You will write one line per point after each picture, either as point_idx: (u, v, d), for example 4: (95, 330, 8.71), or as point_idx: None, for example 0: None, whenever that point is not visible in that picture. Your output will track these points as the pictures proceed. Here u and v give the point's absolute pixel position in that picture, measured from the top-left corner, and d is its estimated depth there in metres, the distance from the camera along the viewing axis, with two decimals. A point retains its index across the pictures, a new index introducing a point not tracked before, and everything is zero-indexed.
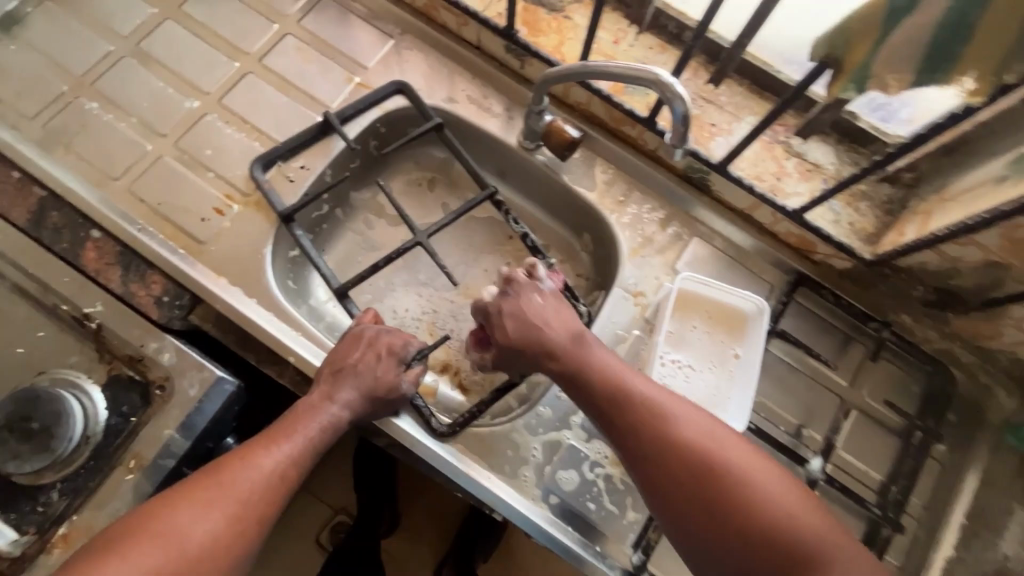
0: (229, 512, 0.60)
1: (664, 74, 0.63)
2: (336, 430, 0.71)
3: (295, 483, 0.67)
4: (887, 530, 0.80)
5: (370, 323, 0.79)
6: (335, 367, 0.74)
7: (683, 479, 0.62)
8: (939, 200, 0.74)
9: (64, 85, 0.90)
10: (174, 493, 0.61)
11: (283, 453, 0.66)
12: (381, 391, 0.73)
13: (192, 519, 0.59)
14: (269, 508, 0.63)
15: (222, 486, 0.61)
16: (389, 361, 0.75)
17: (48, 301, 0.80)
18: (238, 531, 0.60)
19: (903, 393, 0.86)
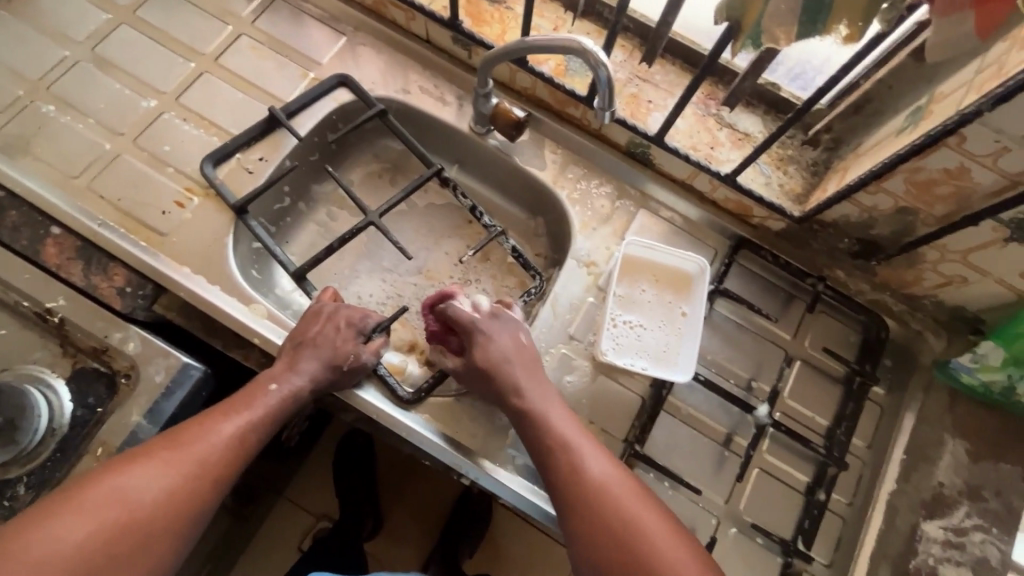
0: (187, 470, 0.66)
1: (590, 43, 0.68)
2: (297, 399, 0.77)
3: (252, 450, 0.72)
4: (834, 470, 0.85)
5: (330, 303, 0.85)
6: (296, 342, 0.80)
7: (583, 490, 0.68)
8: (855, 156, 0.81)
9: (19, 90, 0.92)
10: (138, 452, 0.66)
11: (242, 419, 0.72)
12: (340, 358, 0.80)
13: (152, 476, 0.65)
14: (227, 468, 0.69)
15: (183, 447, 0.67)
16: (349, 333, 0.83)
17: (8, 298, 0.80)
18: (195, 488, 0.66)
19: (843, 343, 0.92)
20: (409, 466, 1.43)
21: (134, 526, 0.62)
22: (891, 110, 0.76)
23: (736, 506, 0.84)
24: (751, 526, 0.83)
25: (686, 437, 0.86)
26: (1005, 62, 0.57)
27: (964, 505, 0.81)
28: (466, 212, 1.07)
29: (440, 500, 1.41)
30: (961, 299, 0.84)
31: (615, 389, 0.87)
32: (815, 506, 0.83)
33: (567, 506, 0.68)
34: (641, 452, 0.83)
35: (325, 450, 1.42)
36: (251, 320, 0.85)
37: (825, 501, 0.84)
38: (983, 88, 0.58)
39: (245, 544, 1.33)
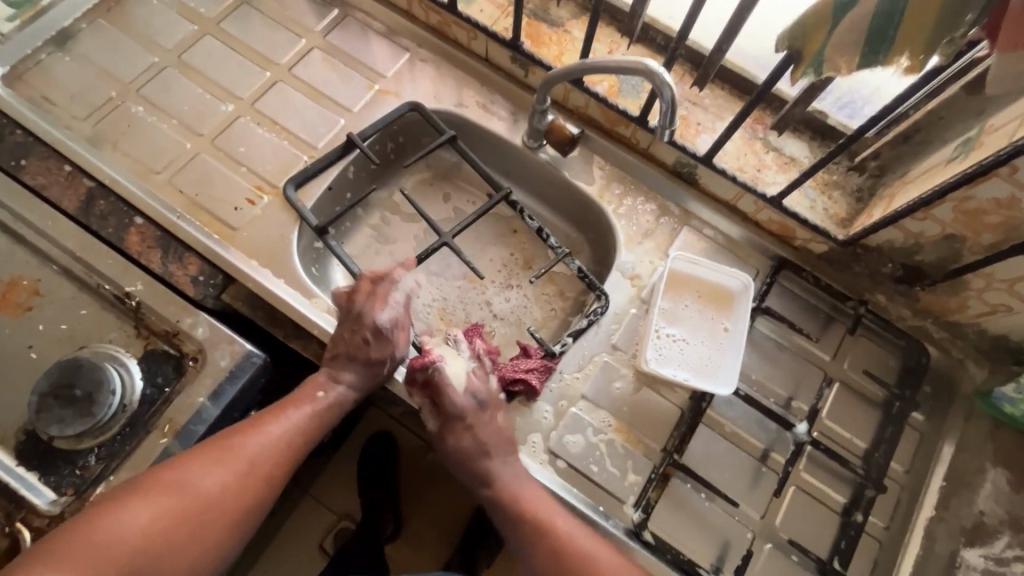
0: (243, 468, 0.73)
1: (654, 64, 0.73)
2: (342, 406, 0.83)
3: (300, 450, 0.79)
4: (870, 492, 0.85)
5: (370, 309, 0.84)
6: (333, 350, 0.84)
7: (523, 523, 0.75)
8: (901, 183, 0.83)
9: (112, 91, 1.00)
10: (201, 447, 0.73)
11: (292, 422, 0.79)
12: (377, 365, 0.83)
13: (210, 470, 0.71)
14: (281, 466, 0.76)
15: (235, 444, 0.74)
16: (381, 341, 0.83)
17: (92, 280, 0.86)
18: (247, 485, 0.73)
19: (884, 367, 0.92)
20: (431, 472, 1.45)
21: (191, 518, 0.69)
22: (940, 140, 0.78)
23: (772, 522, 0.84)
24: (787, 543, 0.83)
25: (723, 450, 0.87)
26: None
27: (1005, 535, 0.80)
28: (513, 222, 1.11)
29: (460, 507, 1.42)
30: (1005, 328, 0.85)
31: (655, 400, 0.89)
32: (852, 527, 0.84)
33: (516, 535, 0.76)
34: (680, 462, 0.84)
35: (349, 453, 1.45)
36: (312, 313, 0.90)
37: (862, 523, 0.84)
38: None
39: (270, 539, 1.36)
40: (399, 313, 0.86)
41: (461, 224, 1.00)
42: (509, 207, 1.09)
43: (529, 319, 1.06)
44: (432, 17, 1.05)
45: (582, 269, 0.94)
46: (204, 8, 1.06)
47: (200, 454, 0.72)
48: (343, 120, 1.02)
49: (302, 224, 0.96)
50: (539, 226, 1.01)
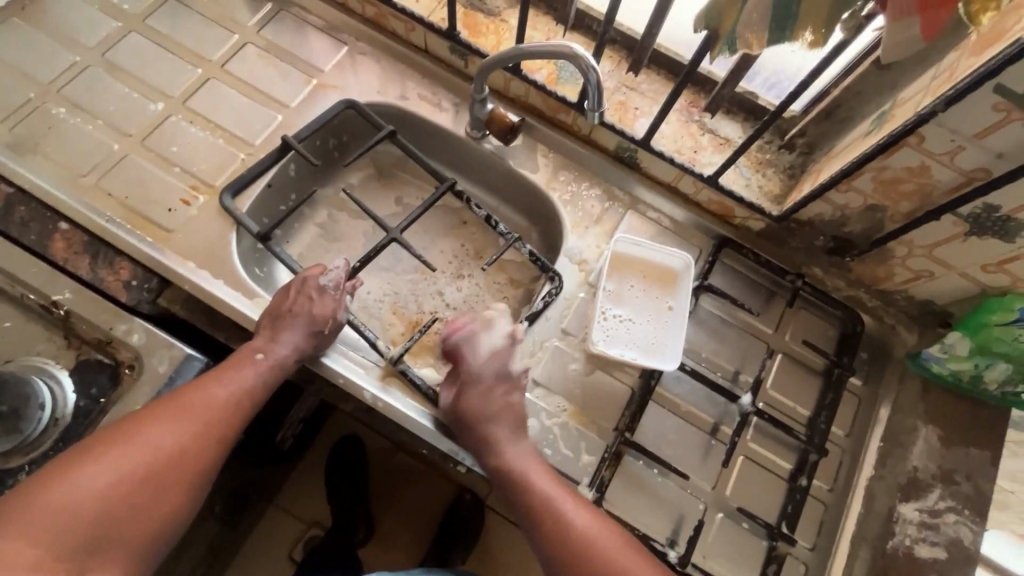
0: (195, 429, 0.70)
1: (581, 49, 0.73)
2: (283, 368, 0.81)
3: (250, 411, 0.77)
4: (814, 457, 0.89)
5: (313, 273, 0.87)
6: (273, 314, 0.83)
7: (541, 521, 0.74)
8: (827, 159, 0.86)
9: (30, 92, 0.94)
10: (144, 414, 0.70)
11: (236, 383, 0.76)
12: (319, 323, 0.83)
13: (160, 431, 0.69)
14: (231, 426, 0.74)
15: (182, 405, 0.71)
16: (323, 298, 0.85)
17: (16, 291, 0.82)
18: (202, 445, 0.71)
19: (823, 337, 0.97)
20: (400, 472, 1.44)
21: (146, 480, 0.66)
22: (860, 115, 0.81)
23: (723, 492, 0.87)
24: (737, 512, 0.86)
25: (674, 425, 0.89)
26: (957, 68, 0.62)
27: (937, 488, 0.85)
28: (463, 213, 1.12)
29: (432, 505, 1.41)
30: (929, 293, 0.89)
31: (605, 381, 0.90)
32: (798, 491, 0.87)
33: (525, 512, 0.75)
34: (631, 440, 0.86)
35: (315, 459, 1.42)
36: (256, 313, 0.87)
37: (807, 487, 0.87)
38: (937, 91, 0.63)
39: (236, 552, 1.32)
40: (342, 278, 0.88)
41: (408, 218, 0.98)
42: (457, 198, 1.10)
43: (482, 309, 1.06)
44: (368, 9, 1.04)
45: (533, 254, 0.94)
46: (128, 4, 1.02)
47: (145, 418, 0.69)
48: (281, 116, 0.99)
49: (241, 229, 0.92)
50: (487, 214, 1.00)
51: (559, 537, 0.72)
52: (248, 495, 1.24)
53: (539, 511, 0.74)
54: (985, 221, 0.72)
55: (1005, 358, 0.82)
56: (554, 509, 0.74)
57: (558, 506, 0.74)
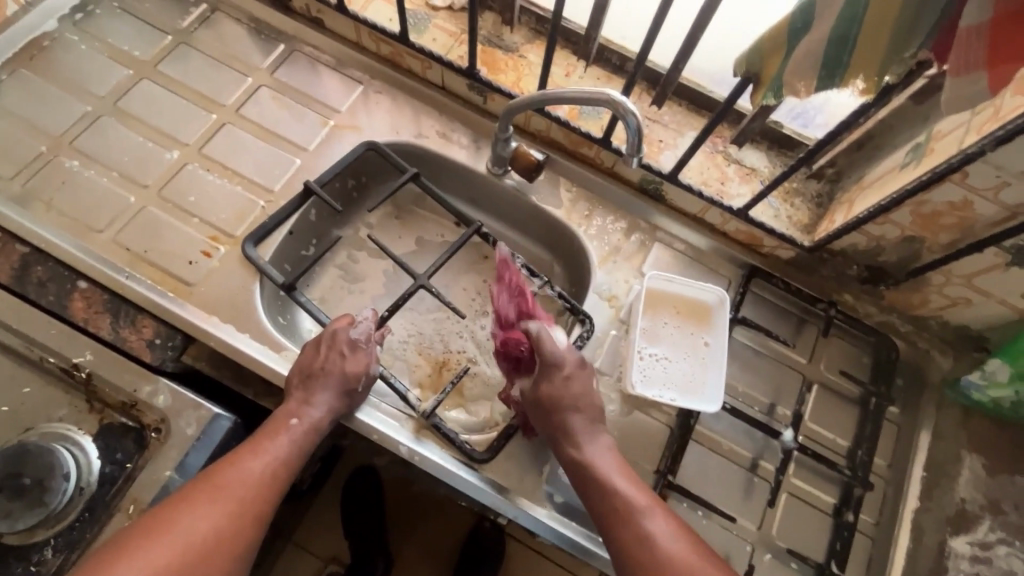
0: (230, 509, 0.68)
1: (615, 94, 0.72)
2: (318, 430, 0.78)
3: (285, 483, 0.74)
4: (859, 491, 0.87)
5: (343, 326, 0.84)
6: (304, 373, 0.80)
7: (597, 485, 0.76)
8: (859, 189, 0.85)
9: (42, 145, 0.92)
10: (177, 497, 0.67)
11: (269, 454, 0.74)
12: (352, 381, 0.81)
13: (194, 516, 0.66)
14: (266, 502, 0.71)
15: (217, 483, 0.69)
16: (356, 354, 0.83)
17: (35, 355, 0.80)
18: (239, 527, 0.68)
19: (857, 364, 0.96)
20: (420, 506, 1.40)
21: (184, 571, 0.63)
22: (893, 146, 0.81)
23: (768, 532, 0.85)
24: (785, 551, 0.84)
25: (714, 463, 0.88)
26: (1003, 106, 0.61)
27: (986, 519, 0.83)
28: (484, 248, 1.10)
29: (452, 538, 1.38)
30: (966, 319, 0.88)
31: (643, 421, 0.88)
32: (844, 528, 0.85)
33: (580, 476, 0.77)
34: (674, 483, 0.84)
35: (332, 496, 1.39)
36: (284, 367, 0.84)
37: (854, 522, 0.85)
38: (983, 129, 0.63)
39: None
40: (371, 329, 0.86)
41: (435, 262, 0.96)
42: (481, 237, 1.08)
43: None
44: (384, 47, 1.03)
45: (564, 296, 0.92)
46: (138, 51, 1.01)
47: (179, 503, 0.66)
48: (299, 160, 0.97)
49: (264, 279, 0.90)
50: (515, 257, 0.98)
51: (606, 498, 0.74)
52: (264, 538, 1.21)
53: (591, 473, 0.76)
54: None
55: None
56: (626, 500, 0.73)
57: (627, 498, 0.73)
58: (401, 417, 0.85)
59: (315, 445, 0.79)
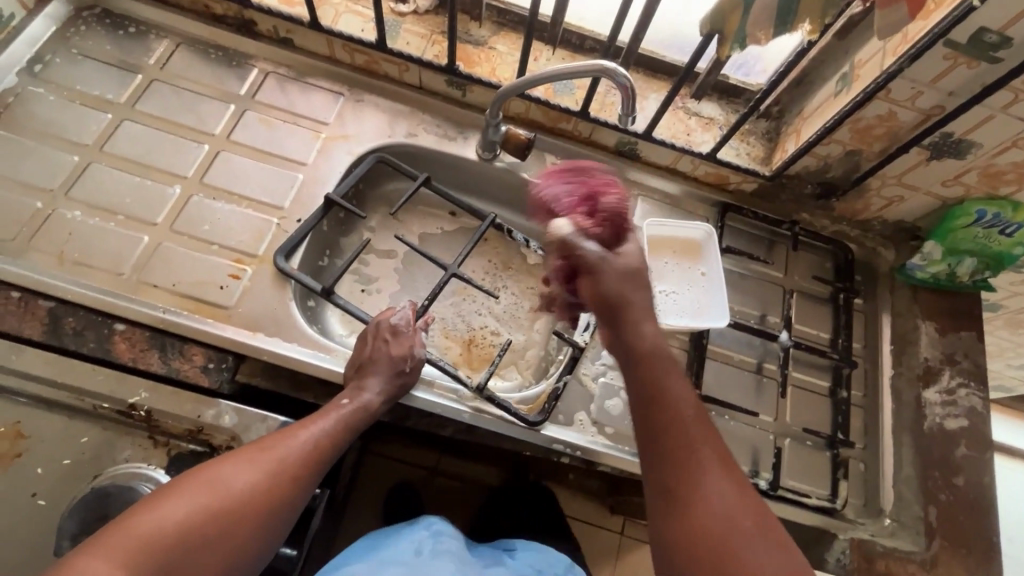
0: (272, 467, 0.70)
1: (603, 61, 0.81)
2: (367, 411, 0.82)
3: (328, 455, 0.77)
4: (846, 371, 1.03)
5: (385, 316, 0.91)
6: (358, 364, 0.87)
7: (662, 421, 0.63)
8: (802, 119, 1.00)
9: (37, 202, 0.91)
10: (231, 453, 0.72)
11: (318, 426, 0.78)
12: (400, 362, 0.86)
13: (239, 466, 0.69)
14: (308, 468, 0.73)
15: (263, 448, 0.72)
16: (399, 339, 0.89)
17: (88, 403, 0.81)
18: (277, 485, 0.70)
19: (822, 269, 1.12)
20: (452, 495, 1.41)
21: (219, 515, 0.65)
22: (824, 78, 0.96)
23: (784, 421, 0.99)
24: (801, 432, 0.98)
25: (729, 373, 1.01)
26: (908, 31, 0.77)
27: (946, 371, 1.01)
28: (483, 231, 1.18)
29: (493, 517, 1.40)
30: (901, 214, 1.06)
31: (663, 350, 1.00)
32: (842, 403, 1.01)
33: (641, 401, 0.65)
34: (702, 395, 0.97)
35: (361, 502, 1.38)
36: (339, 365, 0.89)
37: (848, 397, 1.02)
38: (897, 51, 0.78)
39: None
40: (411, 317, 0.92)
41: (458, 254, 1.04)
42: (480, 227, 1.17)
43: (524, 314, 1.14)
44: (359, 57, 1.08)
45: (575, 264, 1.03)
46: (111, 95, 1.01)
47: (230, 456, 0.70)
48: (301, 174, 1.01)
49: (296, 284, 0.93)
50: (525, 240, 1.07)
51: (664, 434, 0.62)
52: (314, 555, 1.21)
53: (652, 398, 0.64)
54: (943, 145, 0.87)
55: (970, 253, 1.01)
56: (686, 444, 0.61)
57: (692, 445, 0.61)
58: (456, 390, 0.92)
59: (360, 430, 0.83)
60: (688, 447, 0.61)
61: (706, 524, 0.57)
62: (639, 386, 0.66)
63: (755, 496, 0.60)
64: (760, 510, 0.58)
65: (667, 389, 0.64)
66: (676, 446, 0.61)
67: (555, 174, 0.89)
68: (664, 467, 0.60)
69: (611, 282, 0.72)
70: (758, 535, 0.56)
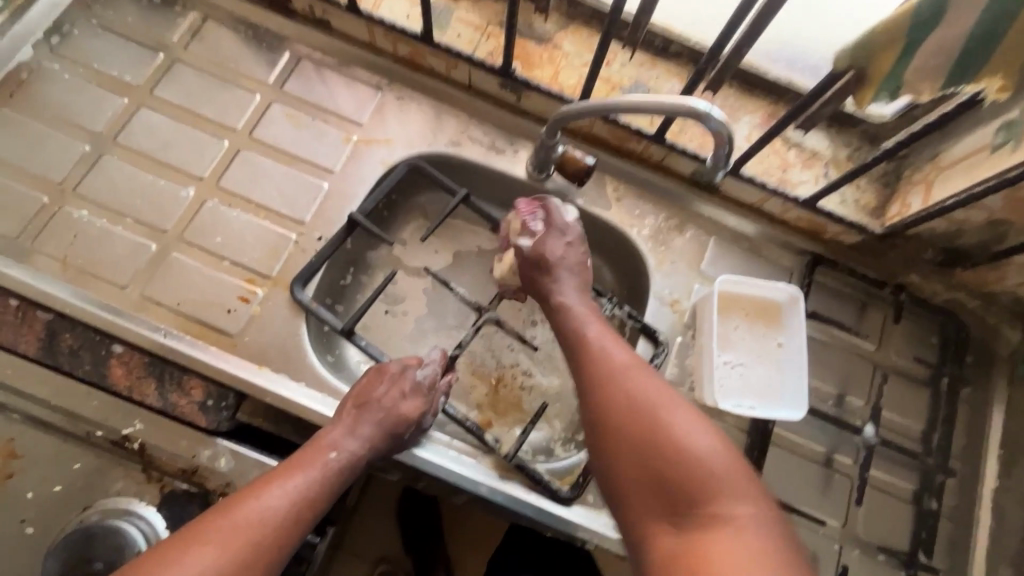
0: (239, 551, 0.58)
1: (698, 102, 0.65)
2: (355, 468, 0.71)
3: (307, 522, 0.64)
4: (939, 476, 0.87)
5: (410, 364, 0.81)
6: (359, 402, 0.75)
7: (599, 378, 0.68)
8: (936, 169, 0.81)
9: (44, 196, 0.83)
10: (185, 534, 0.59)
11: (294, 489, 0.65)
12: (404, 423, 0.76)
13: (199, 555, 0.57)
14: (283, 547, 0.62)
15: (227, 521, 0.60)
16: (414, 396, 0.78)
17: (81, 429, 0.76)
18: (246, 571, 0.58)
19: (926, 345, 0.92)
20: None
21: None
22: (976, 121, 0.76)
23: (855, 529, 0.84)
24: (872, 545, 0.84)
25: (794, 463, 0.86)
26: None
27: None
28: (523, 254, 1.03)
29: None
30: None
31: (720, 429, 0.86)
32: (928, 515, 0.85)
33: (581, 361, 0.72)
34: None
35: (374, 520, 1.18)
36: None
37: (936, 509, 0.85)
38: None
39: None
40: (437, 373, 0.82)
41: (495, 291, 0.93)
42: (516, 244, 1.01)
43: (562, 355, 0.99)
44: (402, 48, 0.94)
45: (632, 314, 0.87)
46: (129, 76, 0.91)
47: (186, 542, 0.58)
48: (327, 184, 0.90)
49: (310, 316, 0.84)
50: None
51: (606, 385, 0.67)
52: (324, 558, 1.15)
53: (585, 351, 0.72)
54: None
55: None
56: (619, 365, 0.68)
57: (636, 390, 0.66)
58: (475, 454, 0.82)
59: (348, 486, 0.71)
60: (621, 367, 0.68)
61: (653, 423, 0.62)
62: (579, 351, 0.73)
63: (705, 420, 0.63)
64: (712, 435, 0.62)
65: (603, 351, 0.71)
66: (611, 374, 0.68)
67: (540, 199, 0.88)
68: (602, 381, 0.68)
69: (529, 265, 0.84)
70: (707, 434, 0.62)
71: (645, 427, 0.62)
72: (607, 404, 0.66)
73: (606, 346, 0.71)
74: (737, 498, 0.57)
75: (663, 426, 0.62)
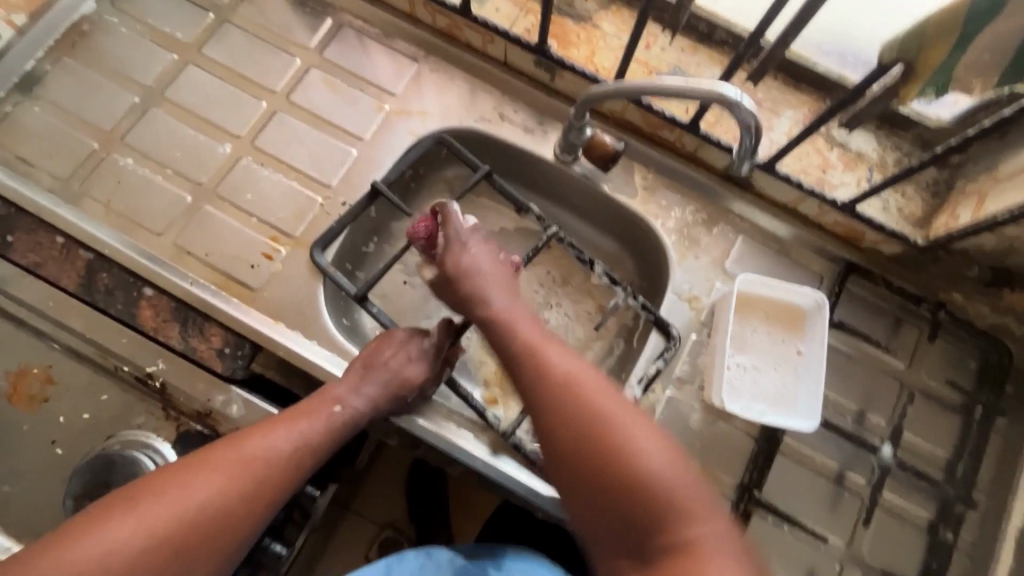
0: (242, 486, 0.62)
1: (729, 88, 0.62)
2: (358, 423, 0.74)
3: (307, 468, 0.68)
4: (959, 508, 0.82)
5: (414, 330, 0.82)
6: (367, 363, 0.77)
7: (552, 403, 0.58)
8: (993, 180, 0.76)
9: (94, 142, 0.88)
10: (195, 460, 0.63)
11: (300, 435, 0.68)
12: (406, 389, 0.78)
13: (206, 484, 0.61)
14: (283, 488, 0.65)
15: (238, 454, 0.64)
16: (418, 362, 0.79)
17: (110, 363, 0.80)
18: (247, 507, 0.62)
19: (962, 370, 0.86)
20: None
21: (182, 538, 0.58)
22: None
23: (858, 550, 0.81)
24: (875, 569, 0.80)
25: (802, 475, 0.83)
26: None
27: None
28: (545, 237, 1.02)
29: None
30: None
31: (726, 432, 0.83)
32: (941, 546, 0.80)
33: (527, 375, 0.61)
34: (759, 498, 0.81)
35: (381, 482, 1.20)
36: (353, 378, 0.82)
37: (951, 541, 0.81)
38: None
39: None
40: (445, 344, 0.82)
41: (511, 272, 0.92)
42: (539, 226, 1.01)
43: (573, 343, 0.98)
44: (440, 20, 0.94)
45: (647, 306, 0.85)
46: (180, 33, 0.94)
47: (195, 467, 0.62)
48: (355, 150, 0.91)
49: (328, 278, 0.87)
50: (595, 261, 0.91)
51: (552, 402, 0.58)
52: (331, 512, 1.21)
53: (526, 361, 0.62)
54: None
55: None
56: (566, 376, 0.59)
57: (597, 414, 0.57)
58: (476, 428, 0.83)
59: (351, 439, 0.74)
60: (576, 384, 0.59)
61: (652, 509, 0.53)
62: (519, 370, 0.62)
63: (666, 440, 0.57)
64: (678, 461, 0.55)
65: (550, 361, 0.61)
66: (570, 391, 0.58)
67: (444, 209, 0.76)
68: (557, 412, 0.57)
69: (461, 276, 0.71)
70: (666, 452, 0.55)
71: (609, 455, 0.54)
72: (562, 433, 0.57)
73: (557, 361, 0.61)
74: (702, 523, 0.53)
75: (628, 455, 0.54)
